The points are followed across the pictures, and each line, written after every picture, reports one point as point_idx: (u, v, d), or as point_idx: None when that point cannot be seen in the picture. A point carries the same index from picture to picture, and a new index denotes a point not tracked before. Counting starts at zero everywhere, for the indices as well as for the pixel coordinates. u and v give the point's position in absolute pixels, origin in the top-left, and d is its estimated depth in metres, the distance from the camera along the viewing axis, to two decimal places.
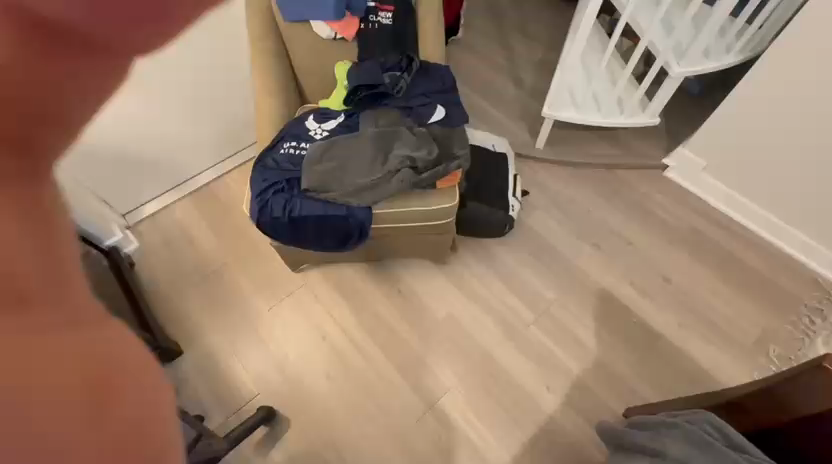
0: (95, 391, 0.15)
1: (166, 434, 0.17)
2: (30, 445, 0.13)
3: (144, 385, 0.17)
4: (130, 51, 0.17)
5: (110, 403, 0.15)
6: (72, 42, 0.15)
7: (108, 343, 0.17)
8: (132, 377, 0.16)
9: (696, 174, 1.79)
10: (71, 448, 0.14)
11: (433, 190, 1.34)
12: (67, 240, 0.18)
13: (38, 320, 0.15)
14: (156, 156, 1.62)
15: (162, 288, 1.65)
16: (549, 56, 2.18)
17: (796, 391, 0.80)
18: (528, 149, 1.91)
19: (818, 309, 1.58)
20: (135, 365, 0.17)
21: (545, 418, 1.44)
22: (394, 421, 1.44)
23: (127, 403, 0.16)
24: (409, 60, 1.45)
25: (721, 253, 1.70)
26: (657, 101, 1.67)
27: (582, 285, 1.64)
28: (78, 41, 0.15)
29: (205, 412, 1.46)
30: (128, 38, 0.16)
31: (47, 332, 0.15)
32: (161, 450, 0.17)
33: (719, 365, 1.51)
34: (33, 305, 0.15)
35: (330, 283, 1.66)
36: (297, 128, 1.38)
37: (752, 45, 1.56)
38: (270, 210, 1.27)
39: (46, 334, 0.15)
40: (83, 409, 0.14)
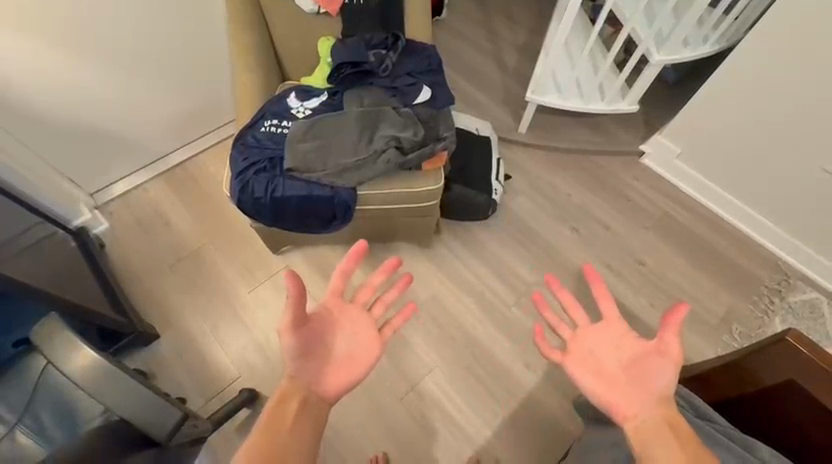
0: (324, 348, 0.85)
1: (345, 343, 0.87)
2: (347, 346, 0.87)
3: (321, 357, 0.84)
4: (329, 382, 0.82)
5: (333, 330, 0.87)
6: (343, 361, 0.85)
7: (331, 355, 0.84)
8: (343, 342, 0.87)
9: (669, 161, 1.85)
10: (347, 341, 0.87)
11: (418, 171, 1.34)
12: (335, 358, 0.84)
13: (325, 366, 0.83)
14: (115, 128, 1.55)
15: (135, 270, 1.60)
16: (532, 41, 2.18)
17: (760, 365, 0.85)
18: (510, 134, 1.93)
19: (777, 290, 1.69)
20: (346, 341, 0.87)
21: (524, 395, 1.48)
22: (377, 401, 1.46)
23: (346, 335, 0.87)
24: (395, 38, 1.41)
25: (691, 237, 1.78)
26: (637, 88, 1.70)
27: (563, 268, 1.69)
28: (343, 360, 0.85)
29: (185, 395, 1.44)
30: (329, 365, 0.83)
31: (331, 356, 0.84)
32: (348, 337, 0.87)
33: (687, 341, 1.60)
34: (328, 358, 0.84)
35: (313, 265, 1.64)
36: (278, 105, 1.34)
37: (728, 35, 1.60)
38: (252, 190, 1.26)
39: (329, 354, 0.85)
40: (313, 363, 0.82)
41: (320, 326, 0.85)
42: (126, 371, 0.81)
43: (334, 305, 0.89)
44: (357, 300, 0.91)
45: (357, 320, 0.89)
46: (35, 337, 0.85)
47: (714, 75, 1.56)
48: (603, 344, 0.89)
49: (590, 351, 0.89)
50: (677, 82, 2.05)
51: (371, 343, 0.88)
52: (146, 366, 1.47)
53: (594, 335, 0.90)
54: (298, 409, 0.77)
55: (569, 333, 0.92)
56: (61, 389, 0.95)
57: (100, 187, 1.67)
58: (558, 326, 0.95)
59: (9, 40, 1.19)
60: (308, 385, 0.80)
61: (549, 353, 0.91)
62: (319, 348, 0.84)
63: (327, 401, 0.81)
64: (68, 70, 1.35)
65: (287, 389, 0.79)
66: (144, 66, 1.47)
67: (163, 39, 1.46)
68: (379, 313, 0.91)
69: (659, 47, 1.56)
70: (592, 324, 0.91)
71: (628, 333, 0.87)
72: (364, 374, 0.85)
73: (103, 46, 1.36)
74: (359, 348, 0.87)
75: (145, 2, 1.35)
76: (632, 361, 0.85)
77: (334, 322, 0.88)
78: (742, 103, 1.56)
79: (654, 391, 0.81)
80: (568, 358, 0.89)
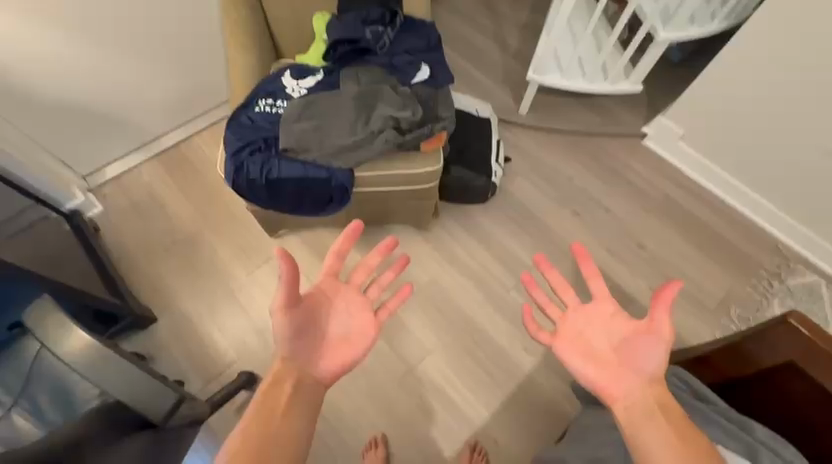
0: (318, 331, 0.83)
1: (339, 325, 0.84)
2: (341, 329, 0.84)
3: (315, 339, 0.82)
4: (324, 364, 0.81)
5: (327, 312, 0.85)
6: (338, 344, 0.83)
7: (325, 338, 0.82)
8: (337, 325, 0.84)
9: (671, 142, 1.82)
10: (342, 324, 0.85)
11: (417, 153, 1.31)
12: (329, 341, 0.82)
13: (320, 348, 0.82)
14: (105, 109, 1.52)
15: (130, 254, 1.59)
16: (534, 18, 2.12)
17: (760, 347, 0.85)
18: (510, 115, 1.89)
19: (777, 273, 1.68)
20: (340, 323, 0.85)
21: (522, 377, 1.49)
22: (376, 383, 1.46)
23: (341, 317, 0.85)
24: (393, 14, 1.36)
25: (692, 220, 1.76)
26: (641, 67, 1.66)
27: (562, 252, 1.68)
28: (337, 343, 0.83)
29: (184, 378, 1.44)
30: (322, 348, 0.82)
31: (325, 339, 0.83)
32: (342, 319, 0.85)
33: (685, 324, 1.60)
34: (322, 340, 0.82)
35: (310, 248, 1.63)
36: (273, 84, 1.31)
37: (736, 12, 1.55)
38: (246, 171, 1.23)
39: (323, 337, 0.83)
40: (307, 346, 0.81)
41: (314, 308, 0.83)
42: (119, 353, 0.81)
43: (328, 287, 0.86)
44: (351, 281, 0.88)
45: (352, 302, 0.86)
46: (28, 318, 0.83)
47: (719, 55, 1.52)
48: (591, 322, 0.86)
49: (579, 332, 0.86)
50: (682, 62, 2.00)
51: (365, 324, 0.85)
52: (144, 349, 1.47)
53: (583, 316, 0.87)
54: (291, 392, 0.76)
55: (558, 314, 0.89)
56: (55, 372, 0.94)
57: (93, 169, 1.64)
58: (547, 307, 0.92)
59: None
60: (302, 368, 0.79)
61: (537, 335, 0.89)
62: (313, 332, 0.82)
63: (322, 383, 0.80)
64: (53, 47, 1.30)
65: (280, 371, 0.78)
66: (133, 44, 1.43)
67: (151, 15, 1.40)
68: (374, 294, 0.88)
69: (664, 24, 1.51)
70: (581, 304, 0.88)
71: (618, 313, 0.85)
72: (358, 356, 0.83)
73: (89, 23, 1.31)
74: (354, 330, 0.85)
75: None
76: (622, 342, 0.82)
77: (328, 304, 0.85)
78: (747, 84, 1.52)
79: (646, 371, 0.80)
80: (557, 340, 0.86)
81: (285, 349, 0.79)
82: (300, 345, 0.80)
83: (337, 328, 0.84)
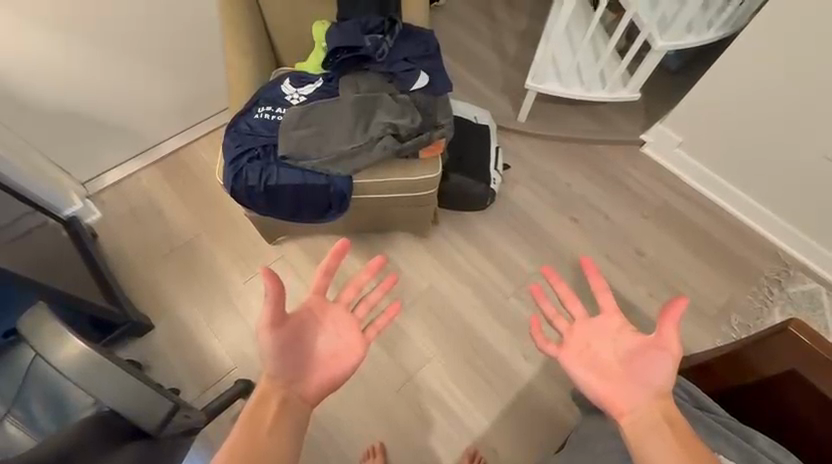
0: (307, 350, 0.82)
1: (328, 344, 0.84)
2: (330, 347, 0.84)
3: (304, 358, 0.81)
4: (312, 382, 0.80)
5: (316, 330, 0.84)
6: (326, 363, 0.82)
7: (313, 357, 0.82)
8: (327, 344, 0.84)
9: (670, 149, 1.82)
10: (330, 342, 0.84)
11: (416, 159, 1.31)
12: (317, 360, 0.82)
13: (308, 367, 0.81)
14: (105, 116, 1.52)
15: (128, 260, 1.58)
16: (533, 27, 2.14)
17: (760, 356, 0.84)
18: (509, 122, 1.90)
19: (777, 281, 1.68)
20: (329, 341, 0.84)
21: (522, 385, 1.48)
22: (375, 391, 1.45)
23: (330, 336, 0.85)
24: (392, 22, 1.37)
25: (692, 227, 1.76)
26: (639, 75, 1.67)
27: (561, 258, 1.67)
28: (325, 362, 0.82)
29: (181, 386, 1.43)
30: (311, 366, 0.81)
31: (313, 358, 0.82)
32: (331, 337, 0.85)
33: (685, 331, 1.59)
34: (310, 359, 0.81)
35: (309, 255, 1.62)
36: (272, 91, 1.31)
37: (733, 21, 1.57)
38: (245, 177, 1.23)
39: (311, 355, 0.82)
40: (295, 365, 0.80)
41: (302, 326, 0.82)
42: (114, 361, 0.80)
43: (317, 305, 0.85)
44: (340, 299, 0.88)
45: (340, 320, 0.86)
46: (23, 327, 0.83)
47: (714, 65, 1.53)
48: (596, 335, 0.86)
49: (586, 343, 0.86)
50: (679, 70, 2.02)
51: (353, 342, 0.85)
52: (140, 356, 1.46)
53: (591, 328, 0.86)
54: (278, 410, 0.75)
55: (566, 325, 0.89)
56: (50, 380, 0.93)
57: (92, 176, 1.64)
58: (554, 319, 0.92)
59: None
60: (289, 385, 0.78)
61: (544, 346, 0.89)
62: (302, 350, 0.81)
63: (309, 402, 0.79)
64: (57, 56, 1.32)
65: (267, 389, 0.77)
66: (134, 51, 1.44)
67: (152, 23, 1.41)
68: (363, 313, 0.88)
69: (661, 33, 1.53)
70: (588, 316, 0.87)
71: (626, 327, 0.84)
72: (346, 374, 0.83)
73: (91, 31, 1.33)
74: (343, 346, 0.84)
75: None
76: (630, 356, 0.81)
77: (316, 323, 0.84)
78: (743, 93, 1.53)
79: (653, 386, 0.78)
80: (563, 351, 0.86)
81: (272, 367, 0.78)
82: (288, 363, 0.79)
83: (325, 347, 0.83)
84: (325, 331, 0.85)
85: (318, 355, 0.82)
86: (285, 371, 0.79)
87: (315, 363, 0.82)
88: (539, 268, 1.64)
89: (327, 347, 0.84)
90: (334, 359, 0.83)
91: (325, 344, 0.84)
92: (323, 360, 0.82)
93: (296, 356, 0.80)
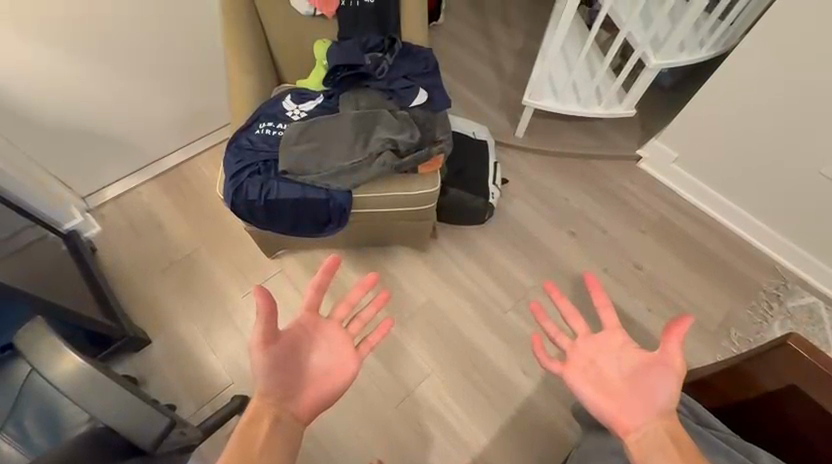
0: (299, 368, 0.81)
1: (321, 362, 0.83)
2: (322, 365, 0.83)
3: (296, 377, 0.80)
4: (304, 401, 0.79)
5: (309, 347, 0.84)
6: (318, 380, 0.82)
7: (305, 375, 0.81)
8: (319, 362, 0.83)
9: (666, 165, 1.85)
10: (322, 360, 0.84)
11: (415, 174, 1.32)
12: (309, 378, 0.81)
13: (300, 385, 0.80)
14: (108, 131, 1.54)
15: (126, 274, 1.58)
16: (529, 45, 2.18)
17: (760, 370, 0.84)
18: (507, 138, 1.92)
19: (776, 295, 1.68)
20: (322, 358, 0.84)
21: (521, 401, 1.46)
22: (373, 406, 1.43)
23: (322, 354, 0.84)
24: (391, 41, 1.40)
25: (689, 241, 1.77)
26: (634, 92, 1.71)
27: (559, 272, 1.67)
28: (317, 380, 0.82)
29: (177, 402, 1.41)
30: (303, 384, 0.80)
31: (305, 376, 0.81)
32: (324, 355, 0.84)
33: (685, 345, 1.58)
34: (302, 377, 0.81)
35: (307, 269, 1.62)
36: (273, 107, 1.33)
37: (724, 40, 1.61)
38: (245, 192, 1.24)
39: (303, 374, 0.81)
40: (287, 383, 0.79)
41: (294, 343, 0.82)
42: (110, 377, 0.79)
43: (310, 322, 0.85)
44: (334, 316, 0.88)
45: (333, 337, 0.86)
46: (21, 342, 0.82)
47: (706, 83, 1.58)
48: (599, 351, 0.86)
49: (590, 360, 0.85)
50: (673, 88, 2.06)
51: (346, 360, 0.85)
52: (135, 371, 1.44)
53: (594, 345, 0.86)
54: (270, 429, 0.74)
55: (568, 341, 0.88)
56: (44, 396, 0.92)
57: (92, 191, 1.65)
58: (556, 335, 0.91)
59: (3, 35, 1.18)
60: (281, 403, 0.77)
61: (547, 364, 0.88)
62: (294, 368, 0.80)
63: (301, 421, 0.78)
64: (66, 73, 1.35)
65: (258, 408, 0.75)
66: (139, 69, 1.47)
67: (156, 42, 1.45)
68: (355, 330, 0.88)
69: (655, 52, 1.56)
70: (591, 332, 0.87)
71: (628, 342, 0.84)
72: (338, 392, 0.82)
73: (100, 50, 1.36)
74: (337, 363, 0.84)
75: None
76: (633, 372, 0.81)
77: (309, 340, 0.84)
78: (735, 111, 1.57)
79: (656, 403, 0.78)
80: (566, 367, 0.86)
81: (264, 385, 0.77)
82: (280, 382, 0.78)
83: (318, 365, 0.83)
84: (317, 349, 0.84)
85: (309, 373, 0.82)
86: (277, 389, 0.78)
87: (307, 381, 0.81)
88: (538, 282, 1.64)
89: (319, 365, 0.83)
90: (326, 377, 0.83)
91: (317, 362, 0.83)
92: (316, 377, 0.82)
93: (288, 374, 0.79)
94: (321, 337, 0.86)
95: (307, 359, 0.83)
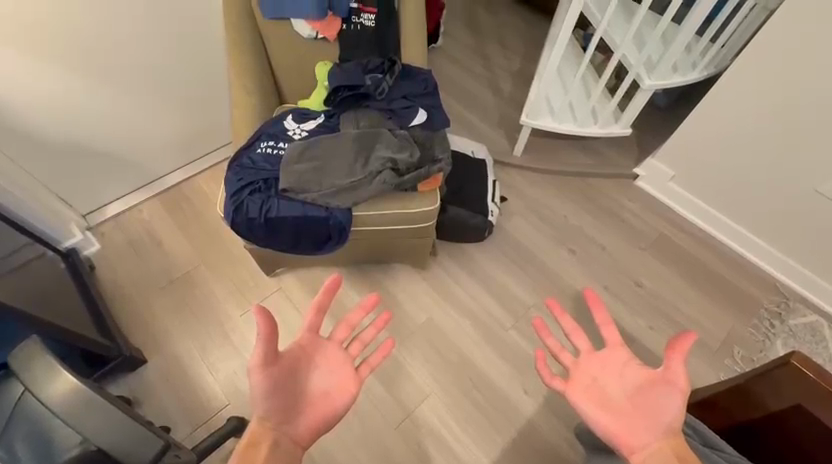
0: (299, 390, 0.80)
1: (321, 383, 0.82)
2: (322, 386, 0.82)
3: (296, 399, 0.79)
4: (303, 424, 0.78)
5: (309, 368, 0.83)
6: (317, 402, 0.81)
7: (305, 397, 0.80)
8: (319, 383, 0.82)
9: (663, 183, 1.86)
10: (322, 381, 0.83)
11: (415, 192, 1.33)
12: (309, 399, 0.80)
13: (299, 408, 0.79)
14: (111, 150, 1.56)
15: (124, 292, 1.57)
16: (526, 66, 2.24)
17: (766, 390, 0.82)
18: (506, 156, 1.94)
19: (777, 313, 1.67)
20: (322, 379, 0.83)
21: (523, 422, 1.43)
22: (372, 428, 1.40)
23: (322, 374, 0.83)
24: (391, 63, 1.44)
25: (689, 259, 1.77)
26: (630, 112, 1.74)
27: (560, 290, 1.67)
28: (316, 401, 0.81)
29: (171, 424, 1.38)
30: (302, 407, 0.79)
31: (305, 398, 0.80)
32: (324, 376, 0.83)
33: (688, 364, 1.56)
34: (301, 399, 0.79)
35: (307, 288, 1.62)
36: (275, 127, 1.35)
37: (716, 62, 1.64)
38: (246, 210, 1.25)
39: (303, 396, 0.80)
40: (287, 406, 0.77)
41: (295, 364, 0.81)
42: (105, 398, 0.78)
43: (309, 343, 0.84)
44: (334, 337, 0.87)
45: (333, 358, 0.85)
46: (16, 362, 0.81)
47: (699, 104, 1.61)
48: (604, 368, 0.84)
49: (593, 378, 0.84)
50: (668, 108, 2.10)
51: (346, 381, 0.83)
52: (130, 392, 1.42)
53: (598, 362, 0.85)
54: (268, 454, 0.73)
55: (571, 360, 0.87)
56: (35, 417, 0.90)
57: (93, 209, 1.66)
58: (559, 352, 0.90)
59: (7, 58, 1.20)
60: (280, 426, 0.76)
61: (550, 381, 0.87)
62: (294, 390, 0.79)
63: (300, 445, 0.77)
64: (71, 95, 1.37)
65: (258, 431, 0.74)
66: (144, 90, 1.50)
67: (162, 64, 1.49)
68: (356, 351, 0.88)
69: (648, 73, 1.60)
70: (594, 349, 0.86)
71: (632, 360, 0.83)
72: (338, 414, 0.81)
73: (105, 72, 1.39)
74: (337, 385, 0.83)
75: (146, 13, 1.36)
76: (637, 392, 0.80)
77: (308, 361, 0.83)
78: (729, 130, 1.59)
79: (661, 423, 0.76)
80: (570, 386, 0.84)
81: (263, 409, 0.75)
82: (280, 405, 0.76)
83: (317, 386, 0.82)
84: (317, 370, 0.83)
85: (309, 395, 0.80)
86: (276, 413, 0.76)
87: (306, 402, 0.80)
88: (539, 301, 1.63)
89: (319, 386, 0.82)
90: (326, 398, 0.81)
91: (316, 383, 0.82)
92: (316, 399, 0.81)
93: (288, 397, 0.78)
94: (321, 357, 0.85)
95: (307, 380, 0.82)
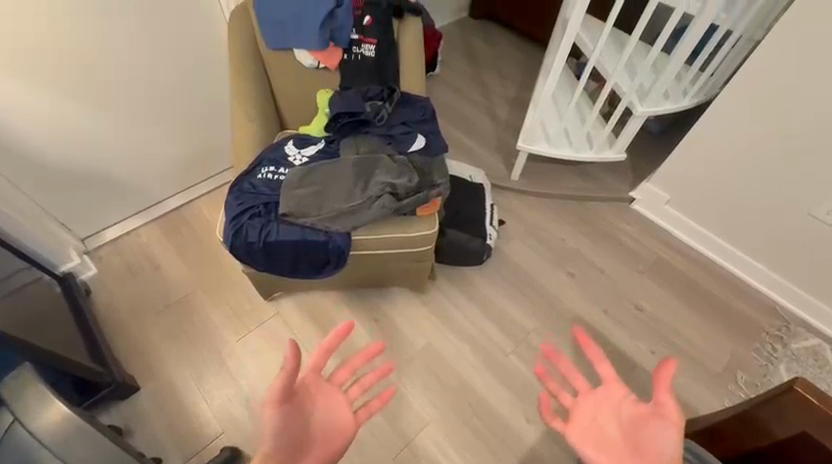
0: (303, 433, 0.77)
1: (322, 426, 0.81)
2: (324, 430, 0.80)
3: (300, 443, 0.76)
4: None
5: (312, 410, 0.81)
6: (318, 446, 0.78)
7: (307, 441, 0.78)
8: (320, 425, 0.81)
9: (660, 207, 1.89)
10: (323, 424, 0.81)
11: (413, 216, 1.34)
12: (311, 443, 0.78)
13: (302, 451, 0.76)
14: (111, 174, 1.58)
15: (120, 317, 1.55)
16: (522, 93, 2.30)
17: (771, 417, 0.81)
18: (503, 180, 1.97)
19: (779, 337, 1.66)
20: (324, 421, 0.81)
21: (525, 451, 1.40)
22: (370, 458, 1.36)
23: (324, 417, 0.82)
24: (391, 90, 1.47)
25: (687, 282, 1.77)
26: (624, 137, 1.77)
27: (559, 314, 1.66)
28: (317, 445, 0.78)
29: (162, 455, 1.34)
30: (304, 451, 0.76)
31: (307, 441, 0.78)
32: (325, 420, 0.81)
33: (691, 390, 1.54)
34: (304, 443, 0.77)
35: (305, 312, 1.60)
36: (276, 152, 1.37)
37: (705, 90, 1.69)
38: (245, 234, 1.25)
39: (305, 439, 0.78)
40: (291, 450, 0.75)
41: (299, 405, 0.79)
42: (96, 427, 0.76)
43: (313, 383, 0.83)
44: (335, 378, 0.86)
45: (334, 400, 0.84)
46: (5, 390, 0.79)
47: (691, 130, 1.64)
48: (602, 407, 0.83)
49: (593, 418, 0.83)
50: (661, 134, 2.15)
51: (346, 424, 0.82)
52: (121, 421, 1.38)
53: (595, 401, 0.84)
54: None
55: (570, 400, 0.86)
56: (21, 447, 0.87)
57: (92, 233, 1.66)
58: (558, 392, 0.88)
59: (11, 84, 1.23)
60: None
61: (549, 421, 0.86)
62: (298, 432, 0.77)
63: None
64: (72, 120, 1.40)
65: None
66: (147, 115, 1.53)
67: (165, 91, 1.52)
68: (355, 394, 0.87)
69: (640, 100, 1.64)
70: (591, 388, 0.85)
71: (627, 396, 0.82)
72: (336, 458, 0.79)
73: (108, 98, 1.42)
74: (336, 427, 0.82)
75: (151, 42, 1.40)
76: (633, 427, 0.79)
77: (312, 402, 0.82)
78: (721, 156, 1.62)
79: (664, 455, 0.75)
80: (570, 427, 0.82)
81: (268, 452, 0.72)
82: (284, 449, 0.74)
83: (319, 428, 0.80)
84: (319, 412, 0.82)
85: (311, 438, 0.78)
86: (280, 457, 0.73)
87: (309, 446, 0.77)
88: (538, 325, 1.62)
89: (320, 429, 0.80)
90: (326, 442, 0.79)
91: (318, 425, 0.80)
92: (317, 443, 0.79)
93: (292, 441, 0.75)
94: (324, 399, 0.83)
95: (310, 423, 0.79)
